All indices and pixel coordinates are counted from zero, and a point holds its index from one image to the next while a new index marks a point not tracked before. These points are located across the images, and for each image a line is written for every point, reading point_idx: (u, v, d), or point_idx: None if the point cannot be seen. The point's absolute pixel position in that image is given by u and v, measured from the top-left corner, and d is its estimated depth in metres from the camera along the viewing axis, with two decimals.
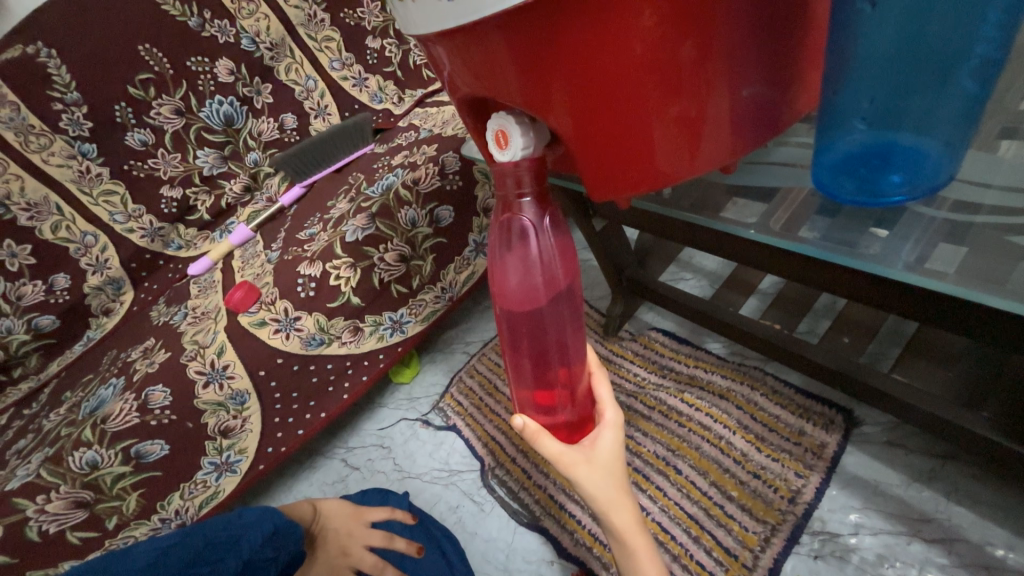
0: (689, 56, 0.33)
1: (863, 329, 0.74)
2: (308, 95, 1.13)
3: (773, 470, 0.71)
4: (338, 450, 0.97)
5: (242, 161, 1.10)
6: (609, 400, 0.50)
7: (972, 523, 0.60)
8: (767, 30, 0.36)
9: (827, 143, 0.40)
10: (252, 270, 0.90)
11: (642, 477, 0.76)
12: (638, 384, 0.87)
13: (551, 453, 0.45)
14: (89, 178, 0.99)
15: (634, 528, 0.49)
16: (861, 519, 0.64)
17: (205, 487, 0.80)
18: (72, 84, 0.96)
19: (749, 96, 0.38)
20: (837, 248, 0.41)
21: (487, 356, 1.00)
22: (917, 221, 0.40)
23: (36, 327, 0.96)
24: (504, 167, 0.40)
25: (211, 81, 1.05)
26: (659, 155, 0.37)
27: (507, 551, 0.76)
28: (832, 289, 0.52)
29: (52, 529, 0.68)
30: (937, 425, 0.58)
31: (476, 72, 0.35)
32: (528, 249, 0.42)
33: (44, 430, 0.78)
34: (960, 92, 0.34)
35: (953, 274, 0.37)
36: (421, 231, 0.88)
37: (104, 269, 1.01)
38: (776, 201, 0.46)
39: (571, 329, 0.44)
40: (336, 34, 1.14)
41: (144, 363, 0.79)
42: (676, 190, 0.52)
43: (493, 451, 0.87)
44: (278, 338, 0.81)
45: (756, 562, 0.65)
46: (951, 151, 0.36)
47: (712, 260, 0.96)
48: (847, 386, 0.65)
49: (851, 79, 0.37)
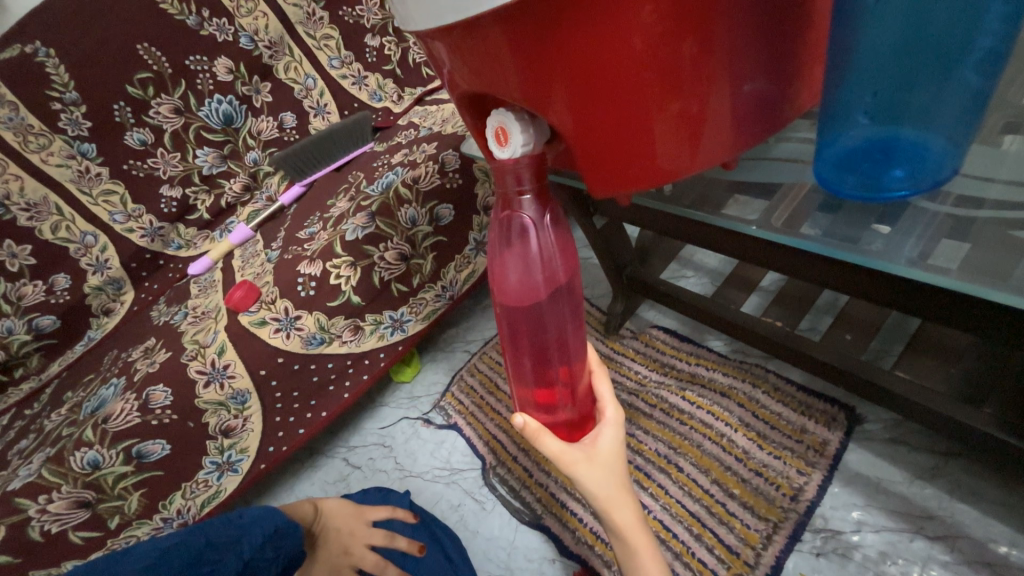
0: (690, 54, 0.33)
1: (865, 326, 0.74)
2: (307, 94, 1.13)
3: (775, 468, 0.70)
4: (339, 448, 0.97)
5: (241, 160, 1.10)
6: (609, 398, 0.49)
7: (975, 520, 0.60)
8: (768, 26, 0.36)
9: (830, 138, 0.40)
10: (252, 269, 0.89)
11: (642, 475, 0.76)
12: (639, 382, 0.87)
13: (551, 452, 0.45)
14: (89, 178, 0.99)
15: (636, 526, 0.49)
16: (863, 517, 0.64)
17: (207, 487, 0.80)
18: (71, 83, 0.96)
19: (750, 92, 0.37)
20: (839, 244, 0.40)
21: (488, 355, 1.00)
22: (919, 216, 0.40)
23: (36, 328, 0.96)
24: (504, 164, 0.39)
25: (210, 80, 1.04)
26: (660, 152, 0.37)
27: (509, 549, 0.76)
28: (834, 286, 0.52)
29: (53, 529, 0.68)
30: (939, 422, 0.58)
31: (476, 70, 0.35)
32: (528, 247, 0.42)
33: (46, 430, 0.79)
34: (964, 86, 0.33)
35: (956, 269, 0.36)
36: (421, 229, 0.88)
37: (105, 269, 1.01)
38: (778, 197, 0.46)
39: (571, 327, 0.44)
40: (334, 32, 1.14)
41: (144, 363, 0.79)
42: (677, 186, 0.52)
43: (494, 449, 0.87)
44: (278, 337, 0.81)
45: (758, 559, 0.65)
46: (954, 147, 0.36)
47: (713, 258, 0.96)
48: (849, 384, 0.65)
49: (854, 72, 0.36)
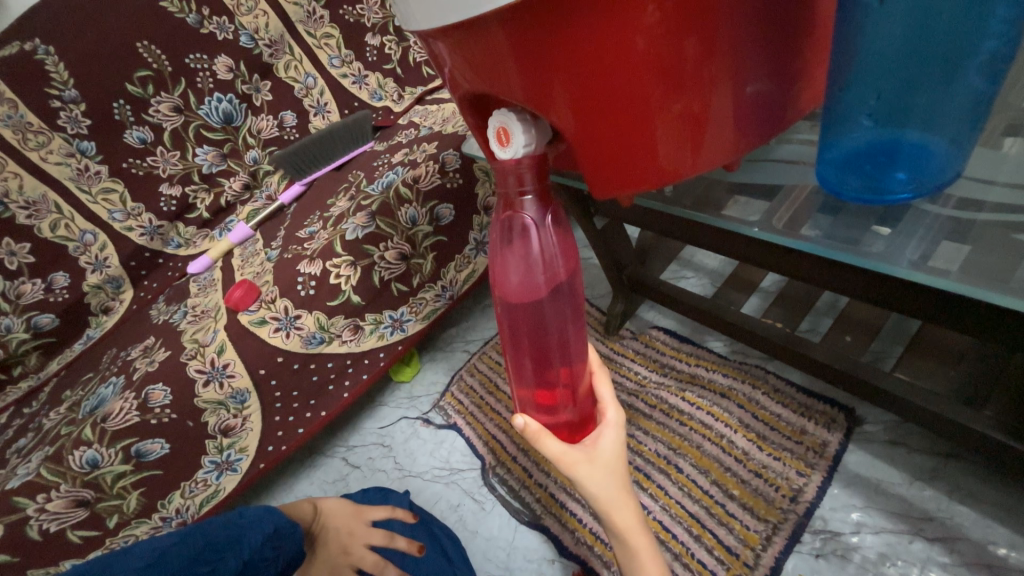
0: (694, 54, 0.33)
1: (865, 328, 0.74)
2: (308, 93, 1.13)
3: (774, 469, 0.70)
4: (338, 448, 0.97)
5: (241, 159, 1.09)
6: (610, 399, 0.49)
7: (974, 521, 0.60)
8: (770, 27, 0.35)
9: (832, 140, 0.40)
10: (252, 268, 0.89)
11: (642, 476, 0.76)
12: (637, 383, 0.87)
13: (552, 453, 0.45)
14: (88, 176, 0.99)
15: (636, 528, 0.49)
16: (863, 518, 0.64)
17: (206, 486, 0.79)
18: (70, 81, 0.95)
19: (752, 93, 0.37)
20: (839, 246, 0.40)
21: (487, 354, 1.00)
22: (921, 218, 0.40)
23: (36, 326, 0.96)
24: (506, 164, 0.39)
25: (210, 78, 1.04)
26: (662, 153, 0.37)
27: (508, 549, 0.76)
28: (835, 289, 0.52)
29: (52, 528, 0.68)
30: (939, 425, 0.58)
31: (477, 70, 0.35)
32: (529, 246, 0.41)
33: (44, 428, 0.78)
34: (966, 87, 0.33)
35: (956, 272, 0.36)
36: (421, 229, 0.88)
37: (104, 267, 1.01)
38: (779, 200, 0.46)
39: (572, 328, 0.44)
40: (335, 31, 1.14)
41: (144, 362, 0.79)
42: (677, 188, 0.52)
43: (494, 450, 0.87)
44: (278, 337, 0.81)
45: (757, 560, 0.65)
46: (958, 148, 0.36)
47: (713, 259, 0.96)
48: (848, 384, 0.65)
49: (858, 74, 0.36)
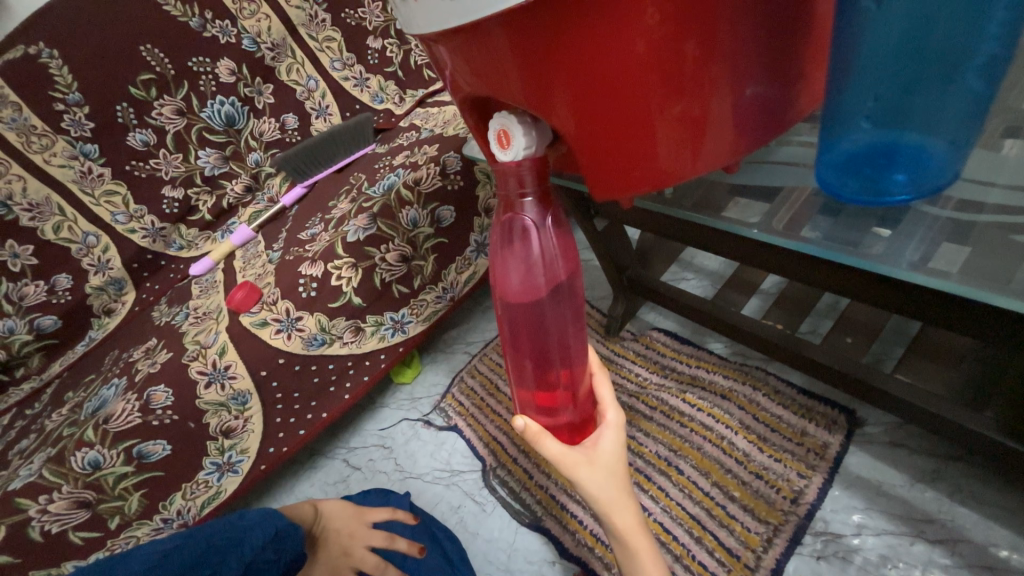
0: (693, 57, 0.33)
1: (866, 329, 0.74)
2: (309, 96, 1.13)
3: (775, 470, 0.70)
4: (339, 449, 0.97)
5: (243, 161, 1.10)
6: (610, 400, 0.50)
7: (976, 523, 0.60)
8: (769, 29, 0.36)
9: (832, 141, 0.40)
10: (253, 270, 0.90)
11: (643, 477, 0.76)
12: (638, 384, 0.87)
13: (552, 454, 0.45)
14: (91, 179, 0.99)
15: (636, 529, 0.49)
16: (864, 520, 0.64)
17: (207, 487, 0.80)
18: (74, 85, 0.96)
19: (751, 95, 0.38)
20: (840, 247, 0.40)
21: (488, 356, 1.01)
22: (920, 219, 0.40)
23: (38, 327, 0.96)
24: (506, 166, 0.40)
25: (212, 82, 1.05)
26: (661, 155, 0.37)
27: (508, 551, 0.76)
28: (836, 289, 0.52)
29: (54, 529, 0.68)
30: (940, 427, 0.58)
31: (478, 73, 0.35)
32: (529, 248, 0.42)
33: (46, 430, 0.78)
34: (965, 91, 0.34)
35: (956, 273, 0.36)
36: (422, 231, 0.88)
37: (106, 269, 1.01)
38: (778, 202, 0.46)
39: (572, 329, 0.44)
40: (336, 34, 1.14)
41: (146, 363, 0.79)
42: (678, 189, 0.52)
43: (494, 451, 0.87)
44: (279, 338, 0.81)
45: (758, 562, 0.65)
46: (956, 150, 0.36)
47: (713, 260, 0.96)
48: (849, 386, 0.65)
49: (857, 76, 0.36)
